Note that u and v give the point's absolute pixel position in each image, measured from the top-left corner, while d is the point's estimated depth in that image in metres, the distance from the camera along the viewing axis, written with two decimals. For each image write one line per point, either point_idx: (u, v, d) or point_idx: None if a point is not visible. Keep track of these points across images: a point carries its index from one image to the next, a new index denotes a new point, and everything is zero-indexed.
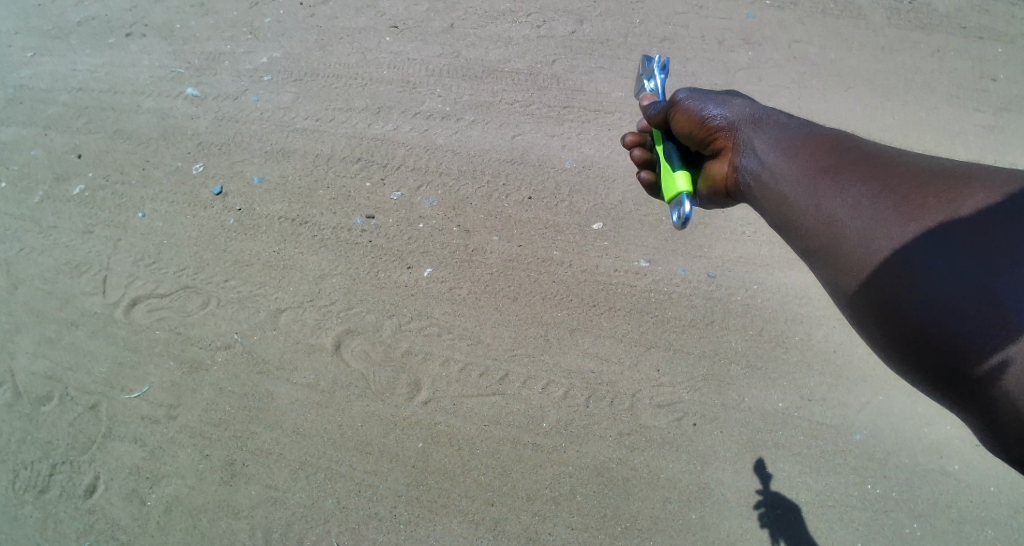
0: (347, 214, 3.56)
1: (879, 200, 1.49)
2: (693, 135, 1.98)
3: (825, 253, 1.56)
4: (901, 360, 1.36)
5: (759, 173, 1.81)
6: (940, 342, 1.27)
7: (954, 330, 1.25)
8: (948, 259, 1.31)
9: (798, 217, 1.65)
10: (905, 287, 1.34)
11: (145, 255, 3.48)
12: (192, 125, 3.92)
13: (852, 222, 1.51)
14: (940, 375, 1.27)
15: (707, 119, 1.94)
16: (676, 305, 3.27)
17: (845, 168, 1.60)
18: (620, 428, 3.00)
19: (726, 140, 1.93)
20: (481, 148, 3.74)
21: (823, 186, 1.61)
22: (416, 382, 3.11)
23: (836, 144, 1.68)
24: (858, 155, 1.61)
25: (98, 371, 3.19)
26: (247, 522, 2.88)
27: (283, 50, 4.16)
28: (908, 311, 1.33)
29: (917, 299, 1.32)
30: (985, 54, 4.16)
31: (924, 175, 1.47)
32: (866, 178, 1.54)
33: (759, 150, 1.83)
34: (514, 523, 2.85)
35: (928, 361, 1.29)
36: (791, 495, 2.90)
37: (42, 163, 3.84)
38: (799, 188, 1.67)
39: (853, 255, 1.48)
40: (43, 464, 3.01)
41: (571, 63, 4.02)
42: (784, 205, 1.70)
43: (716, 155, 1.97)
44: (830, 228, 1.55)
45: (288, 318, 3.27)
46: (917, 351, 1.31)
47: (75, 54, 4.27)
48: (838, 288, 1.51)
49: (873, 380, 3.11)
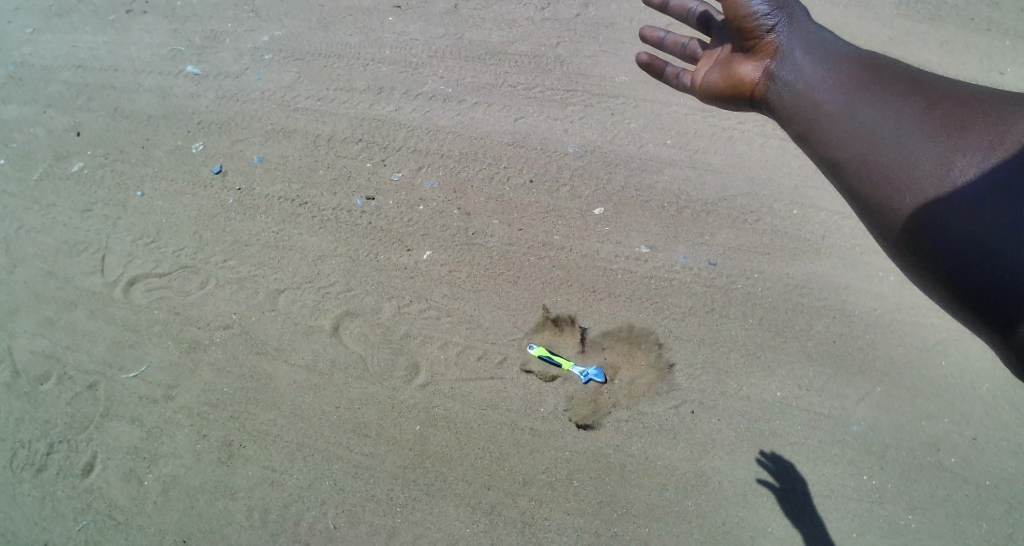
0: (347, 195, 3.54)
1: (920, 116, 1.60)
2: (733, 21, 1.97)
3: (858, 161, 1.67)
4: (914, 267, 1.51)
5: (795, 83, 1.89)
6: (950, 265, 1.42)
7: (971, 241, 1.39)
8: (978, 178, 1.44)
9: (832, 129, 1.75)
10: (934, 202, 1.48)
11: (144, 235, 3.46)
12: (193, 104, 3.89)
13: (889, 133, 1.63)
14: (950, 283, 1.42)
15: (756, 13, 1.94)
16: (677, 292, 3.26)
17: (886, 87, 1.71)
18: (618, 415, 2.99)
19: (766, 44, 1.94)
20: (483, 130, 3.72)
21: (863, 101, 1.72)
22: (414, 365, 3.09)
23: (880, 67, 1.78)
24: (900, 78, 1.72)
25: (97, 351, 3.17)
26: (244, 503, 2.84)
27: (285, 29, 4.13)
28: (924, 234, 1.48)
29: (941, 213, 1.46)
30: (996, 47, 4.11)
31: (964, 99, 1.58)
32: (907, 97, 1.66)
33: (801, 62, 1.90)
34: (511, 507, 2.81)
35: (942, 268, 1.43)
36: (802, 476, 2.89)
37: (42, 141, 3.81)
38: (838, 102, 1.77)
39: (884, 174, 1.60)
40: (41, 443, 2.98)
41: (576, 47, 3.99)
42: (820, 116, 1.80)
43: (745, 53, 1.99)
44: (867, 137, 1.67)
45: (286, 300, 3.25)
46: (931, 259, 1.46)
47: (76, 32, 4.26)
48: (862, 198, 1.65)
49: (872, 373, 3.09)
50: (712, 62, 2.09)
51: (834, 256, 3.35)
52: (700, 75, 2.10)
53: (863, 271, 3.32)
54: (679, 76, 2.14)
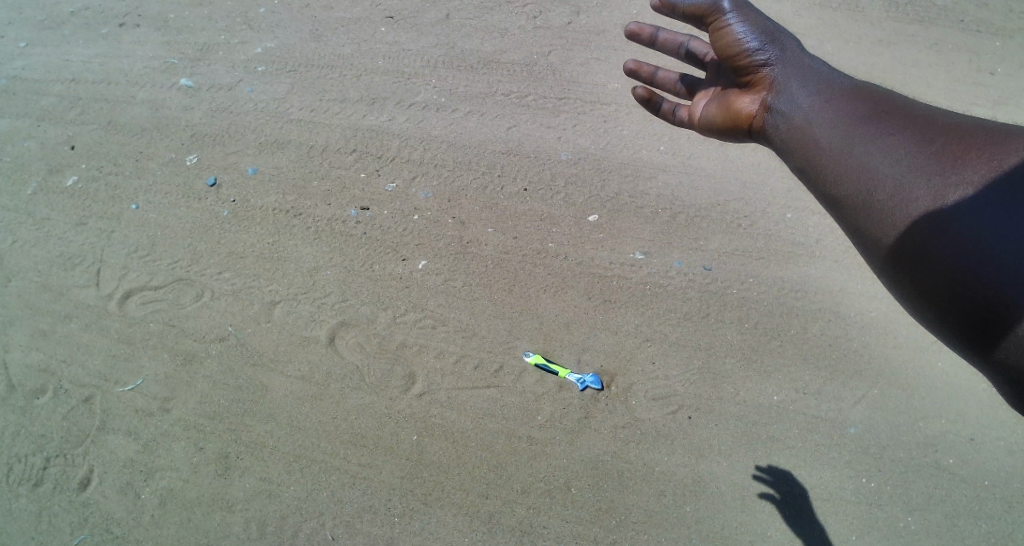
0: (342, 206, 3.55)
1: (918, 148, 1.41)
2: (724, 57, 1.82)
3: (855, 198, 1.48)
4: (926, 310, 1.30)
5: (790, 114, 1.71)
6: (959, 293, 1.21)
7: (977, 281, 1.19)
8: (979, 208, 1.24)
9: (825, 165, 1.57)
10: (936, 238, 1.27)
11: (139, 247, 3.46)
12: (186, 116, 3.90)
13: (888, 168, 1.43)
14: (964, 327, 1.21)
15: (747, 48, 1.78)
16: (672, 297, 3.27)
17: (883, 117, 1.52)
18: (614, 421, 2.99)
19: (763, 77, 1.78)
20: (478, 139, 3.74)
21: (858, 132, 1.53)
22: (411, 375, 3.09)
23: (879, 97, 1.59)
24: (898, 108, 1.53)
25: (92, 364, 3.15)
26: (241, 515, 2.81)
27: (277, 41, 4.17)
28: (929, 262, 1.28)
29: (941, 252, 1.26)
30: (984, 47, 4.15)
31: (964, 129, 1.39)
32: (904, 127, 1.47)
33: (797, 93, 1.72)
34: (508, 516, 2.79)
35: (952, 310, 1.23)
36: (794, 476, 2.90)
37: (35, 154, 3.81)
38: (833, 135, 1.58)
39: (879, 202, 1.42)
40: (37, 457, 2.94)
41: (568, 55, 4.04)
42: (813, 150, 1.61)
43: (742, 86, 1.83)
44: (866, 173, 1.47)
45: (282, 311, 3.25)
46: (941, 303, 1.25)
47: (68, 45, 4.28)
48: (862, 232, 1.45)
49: (868, 375, 3.10)
50: (710, 96, 1.93)
51: (828, 259, 3.38)
52: (697, 108, 1.94)
53: (857, 273, 3.36)
54: (674, 112, 1.97)
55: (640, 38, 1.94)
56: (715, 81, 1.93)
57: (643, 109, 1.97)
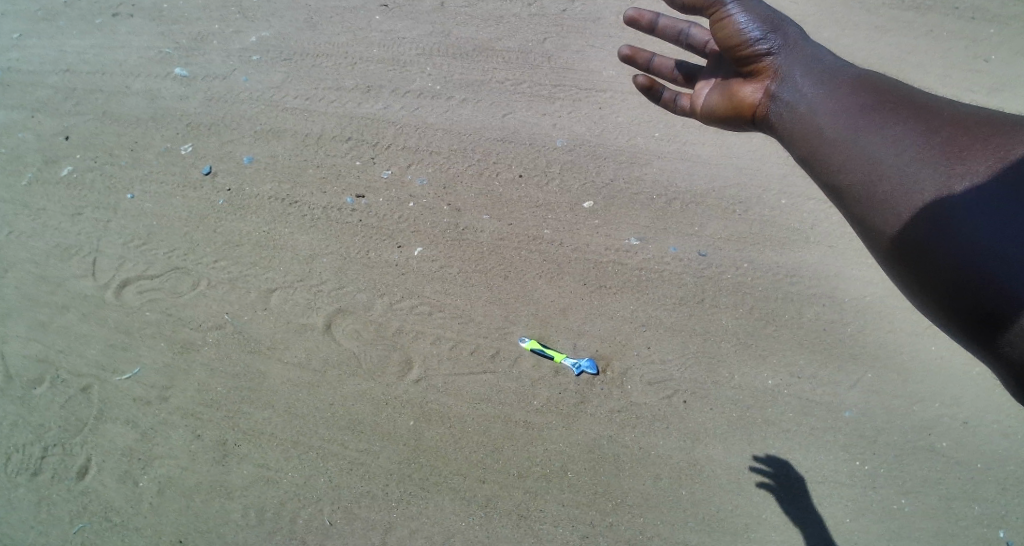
0: (337, 194, 3.55)
1: (923, 138, 1.41)
2: (725, 47, 1.80)
3: (859, 189, 1.47)
4: (929, 302, 1.31)
5: (793, 103, 1.69)
6: (966, 288, 1.22)
7: (979, 275, 1.20)
8: (984, 200, 1.25)
9: (829, 155, 1.56)
10: (942, 233, 1.28)
11: (135, 237, 3.46)
12: (182, 105, 3.90)
13: (892, 159, 1.43)
14: (965, 319, 1.22)
15: (748, 38, 1.76)
16: (667, 282, 3.28)
17: (886, 106, 1.52)
18: (610, 406, 3.00)
19: (765, 66, 1.76)
20: (472, 127, 3.74)
21: (862, 121, 1.52)
22: (407, 360, 3.10)
23: (882, 85, 1.58)
24: (902, 97, 1.53)
25: (90, 353, 3.16)
26: (240, 501, 2.82)
27: (273, 30, 4.18)
28: (934, 257, 1.28)
29: (945, 244, 1.27)
30: (980, 34, 4.15)
31: (969, 121, 1.40)
32: (908, 117, 1.47)
33: (800, 82, 1.70)
34: (506, 500, 2.80)
35: (955, 305, 1.24)
36: (790, 460, 2.90)
37: (31, 146, 3.81)
38: (836, 123, 1.57)
39: (883, 193, 1.41)
40: (35, 447, 2.95)
41: (563, 42, 4.05)
42: (817, 140, 1.60)
43: (744, 75, 1.82)
44: (870, 165, 1.46)
45: (278, 298, 3.26)
46: (944, 295, 1.26)
47: (63, 36, 4.28)
48: (864, 222, 1.45)
49: (862, 359, 3.12)
50: (710, 83, 1.91)
51: (823, 244, 3.40)
52: (698, 97, 1.93)
53: (853, 258, 3.36)
54: (674, 100, 1.97)
55: (640, 25, 1.91)
56: (717, 71, 1.91)
57: (644, 96, 1.99)
